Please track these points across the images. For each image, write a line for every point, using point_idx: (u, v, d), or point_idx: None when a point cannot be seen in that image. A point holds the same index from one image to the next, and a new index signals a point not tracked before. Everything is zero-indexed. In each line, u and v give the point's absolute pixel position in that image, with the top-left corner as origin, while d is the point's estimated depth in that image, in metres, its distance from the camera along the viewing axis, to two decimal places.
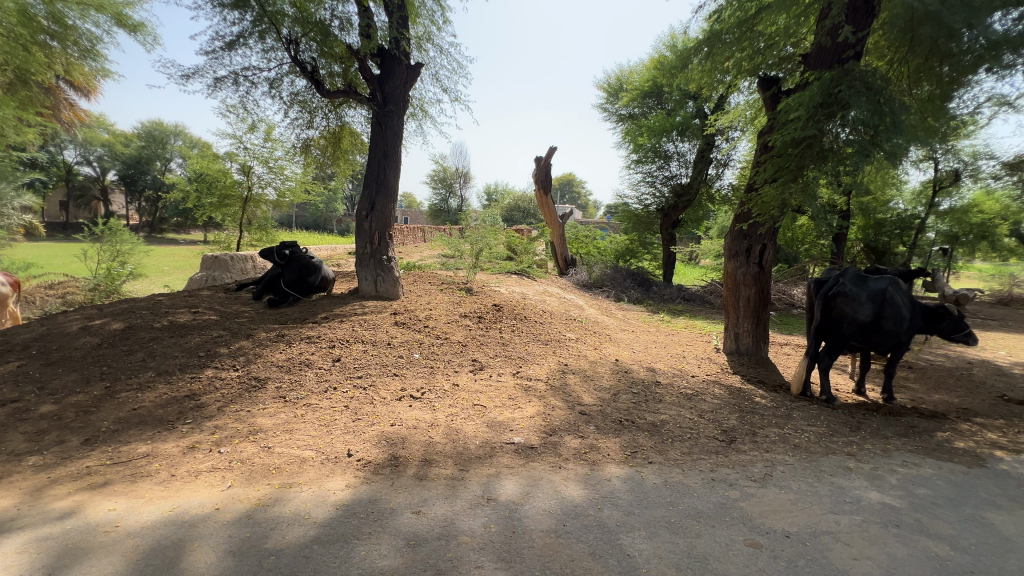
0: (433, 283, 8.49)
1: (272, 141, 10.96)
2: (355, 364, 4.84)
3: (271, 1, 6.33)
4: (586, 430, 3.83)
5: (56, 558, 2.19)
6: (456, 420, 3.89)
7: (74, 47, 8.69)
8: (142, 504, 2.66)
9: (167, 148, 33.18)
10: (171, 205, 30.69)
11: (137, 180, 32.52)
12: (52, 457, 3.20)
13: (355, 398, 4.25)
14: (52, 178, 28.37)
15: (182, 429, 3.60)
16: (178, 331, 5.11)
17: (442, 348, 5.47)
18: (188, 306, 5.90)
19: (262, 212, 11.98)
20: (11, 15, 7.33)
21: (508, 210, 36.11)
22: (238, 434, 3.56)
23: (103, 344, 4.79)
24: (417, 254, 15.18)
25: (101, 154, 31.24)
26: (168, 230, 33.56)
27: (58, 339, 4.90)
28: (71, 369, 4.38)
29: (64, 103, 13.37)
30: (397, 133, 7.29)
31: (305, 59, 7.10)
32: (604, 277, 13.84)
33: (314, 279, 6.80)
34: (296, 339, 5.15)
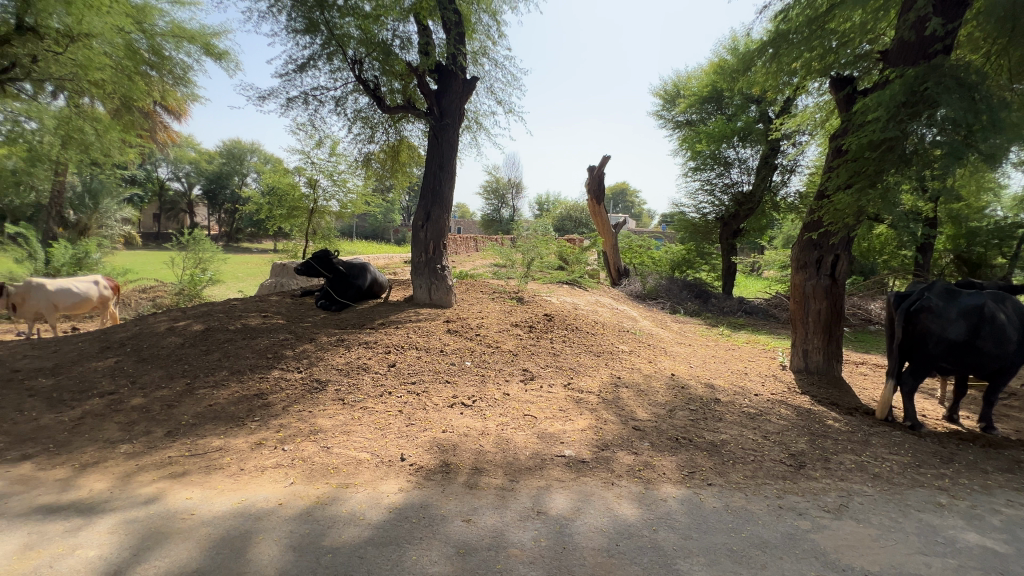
0: (485, 292, 8.59)
1: (336, 156, 11.58)
2: (409, 370, 4.98)
3: (338, 25, 6.72)
4: (641, 446, 3.70)
5: (140, 540, 2.38)
6: (506, 429, 3.89)
7: (170, 75, 9.65)
8: (215, 494, 2.85)
9: (244, 164, 36.06)
10: (247, 217, 33.19)
11: (218, 194, 35.48)
12: (140, 446, 3.50)
13: (409, 403, 4.35)
14: (148, 193, 31.59)
15: (251, 426, 3.83)
16: (250, 333, 5.48)
17: (493, 356, 5.51)
18: (259, 310, 6.31)
19: (326, 222, 12.68)
20: (119, 49, 8.32)
21: (559, 221, 36.06)
22: (301, 433, 3.74)
23: (186, 344, 5.23)
24: (470, 263, 15.47)
25: (189, 171, 34.41)
26: (243, 240, 36.25)
27: (148, 339, 5.38)
28: (158, 366, 4.80)
29: (159, 125, 14.90)
30: (453, 146, 7.49)
31: (368, 78, 7.48)
32: (659, 288, 13.41)
33: (362, 282, 7.28)
34: (355, 343, 5.37)
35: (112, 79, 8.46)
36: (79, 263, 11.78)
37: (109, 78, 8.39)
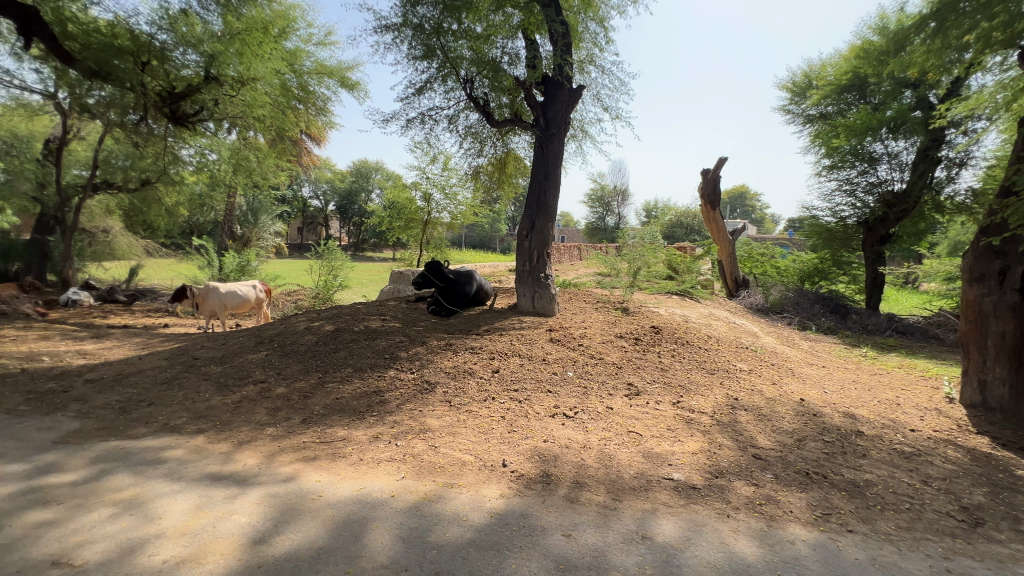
0: (588, 302, 8.45)
1: (448, 171, 12.34)
2: (512, 377, 5.06)
3: (453, 48, 7.18)
4: (762, 478, 3.31)
5: (280, 513, 2.70)
6: (609, 445, 3.75)
7: (313, 107, 11.22)
8: (339, 480, 3.15)
9: (370, 182, 40.04)
10: (371, 229, 36.76)
11: (348, 209, 39.84)
12: (282, 430, 4.00)
13: (511, 410, 4.42)
14: (294, 210, 36.62)
15: (370, 420, 4.18)
16: (371, 335, 6.01)
17: (596, 368, 5.37)
18: (379, 314, 6.90)
19: (438, 233, 13.53)
20: (276, 89, 9.90)
21: (668, 228, 34.34)
22: (412, 430, 3.99)
23: (320, 342, 5.90)
24: (573, 272, 15.39)
25: (327, 189, 39.17)
26: (367, 249, 40.20)
27: (290, 337, 6.13)
28: (297, 360, 5.47)
29: (304, 151, 17.21)
30: (558, 155, 7.53)
31: (478, 95, 7.86)
32: (784, 301, 12.06)
33: (469, 288, 7.62)
34: (462, 348, 5.61)
35: (271, 114, 10.00)
36: (242, 270, 14.00)
37: (269, 113, 9.92)
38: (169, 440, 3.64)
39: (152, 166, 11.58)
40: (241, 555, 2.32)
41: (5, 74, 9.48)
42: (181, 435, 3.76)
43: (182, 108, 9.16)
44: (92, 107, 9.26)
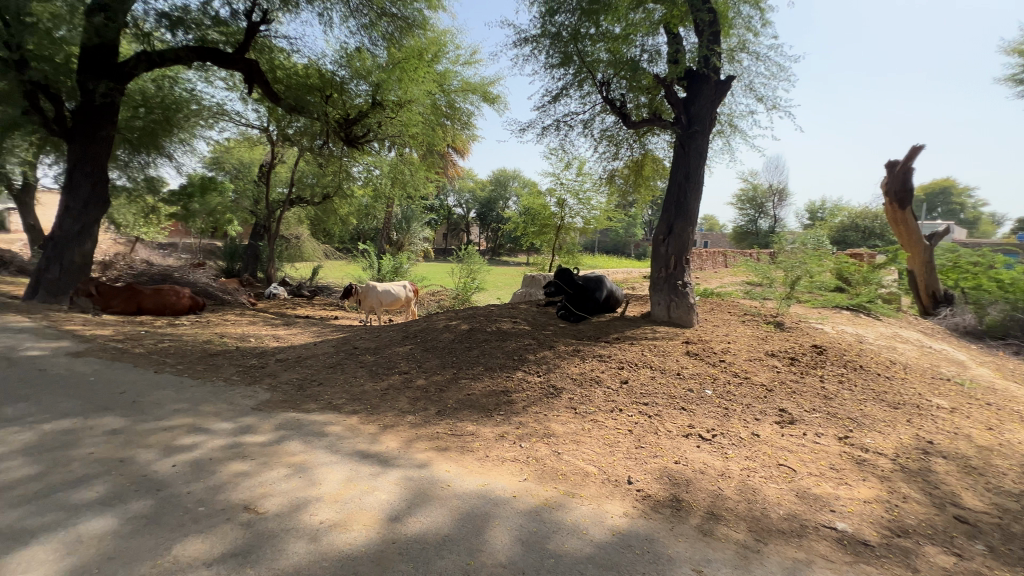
0: (734, 314, 7.63)
1: (583, 176, 12.31)
2: (642, 389, 4.79)
3: (590, 52, 7.14)
4: (969, 549, 2.59)
5: (413, 496, 2.93)
6: (753, 477, 3.30)
7: (459, 123, 12.45)
8: (467, 473, 3.30)
9: (508, 190, 41.96)
10: (508, 235, 38.49)
11: (488, 216, 42.25)
12: (420, 419, 4.36)
13: (639, 424, 4.18)
14: (440, 218, 40.19)
15: (497, 419, 4.32)
16: (501, 336, 6.24)
17: (741, 388, 4.80)
18: (510, 316, 7.13)
19: (571, 238, 13.58)
20: (429, 109, 11.20)
21: (839, 231, 29.45)
22: (536, 434, 4.01)
23: (456, 340, 6.30)
24: (716, 281, 14.12)
25: (469, 198, 42.17)
26: (504, 254, 42.20)
27: (431, 333, 6.66)
28: (436, 355, 5.92)
29: (451, 163, 18.77)
30: (701, 153, 6.97)
31: (615, 97, 7.69)
32: (1008, 324, 9.44)
33: (599, 294, 7.49)
34: (589, 355, 5.51)
35: (424, 132, 11.20)
36: (396, 271, 15.77)
37: (422, 130, 11.09)
38: (331, 416, 4.21)
39: (331, 182, 13.72)
40: (379, 529, 2.56)
41: (236, 115, 12.09)
42: (341, 414, 4.32)
43: (354, 131, 10.46)
44: (291, 135, 11.30)
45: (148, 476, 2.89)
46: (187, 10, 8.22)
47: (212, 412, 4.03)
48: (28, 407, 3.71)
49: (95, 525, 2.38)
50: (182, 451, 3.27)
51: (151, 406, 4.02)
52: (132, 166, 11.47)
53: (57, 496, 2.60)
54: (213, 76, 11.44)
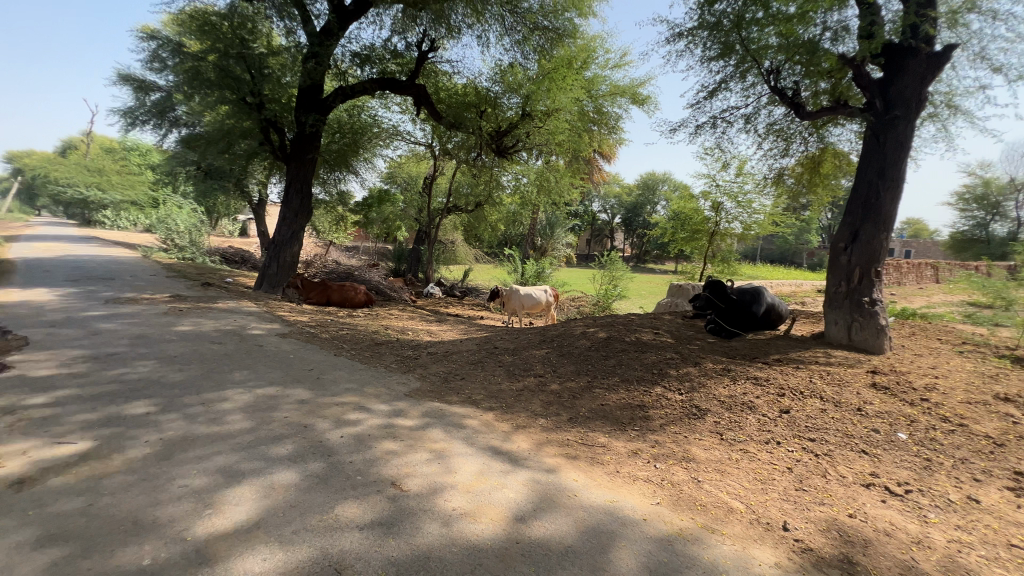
0: (946, 342, 6.07)
1: (743, 176, 11.16)
2: (807, 422, 4.10)
3: (756, 39, 6.43)
4: None
5: (540, 500, 2.94)
6: (966, 553, 2.56)
7: (606, 127, 12.44)
8: (595, 485, 3.21)
9: (656, 194, 40.00)
10: (654, 241, 36.75)
11: (633, 221, 40.81)
12: (551, 423, 4.36)
13: (801, 463, 3.58)
14: (585, 224, 40.25)
15: (630, 434, 4.11)
16: (641, 347, 5.93)
17: (952, 437, 3.78)
18: (652, 327, 6.73)
19: (726, 245, 12.39)
20: (577, 117, 11.41)
21: None
22: (673, 456, 3.72)
23: (593, 347, 6.17)
24: (921, 299, 11.46)
25: (614, 203, 41.37)
26: (649, 261, 40.40)
27: (568, 339, 6.64)
28: (572, 361, 5.87)
29: (597, 169, 18.72)
30: (902, 144, 5.73)
31: (786, 87, 6.79)
32: None
33: (757, 308, 6.68)
34: (741, 377, 4.91)
35: (570, 139, 11.42)
36: (539, 275, 16.24)
37: (569, 137, 11.31)
38: (470, 411, 4.48)
39: (483, 191, 14.74)
40: (506, 526, 2.63)
41: (407, 134, 13.78)
42: (478, 409, 4.56)
43: (504, 143, 10.81)
44: (450, 150, 12.44)
45: (323, 443, 3.43)
46: (372, 48, 9.71)
47: (374, 394, 4.61)
48: (249, 374, 4.71)
49: (284, 477, 2.90)
50: (348, 425, 3.81)
51: (329, 383, 4.77)
52: (330, 183, 13.89)
53: (261, 448, 3.24)
54: (391, 103, 13.24)
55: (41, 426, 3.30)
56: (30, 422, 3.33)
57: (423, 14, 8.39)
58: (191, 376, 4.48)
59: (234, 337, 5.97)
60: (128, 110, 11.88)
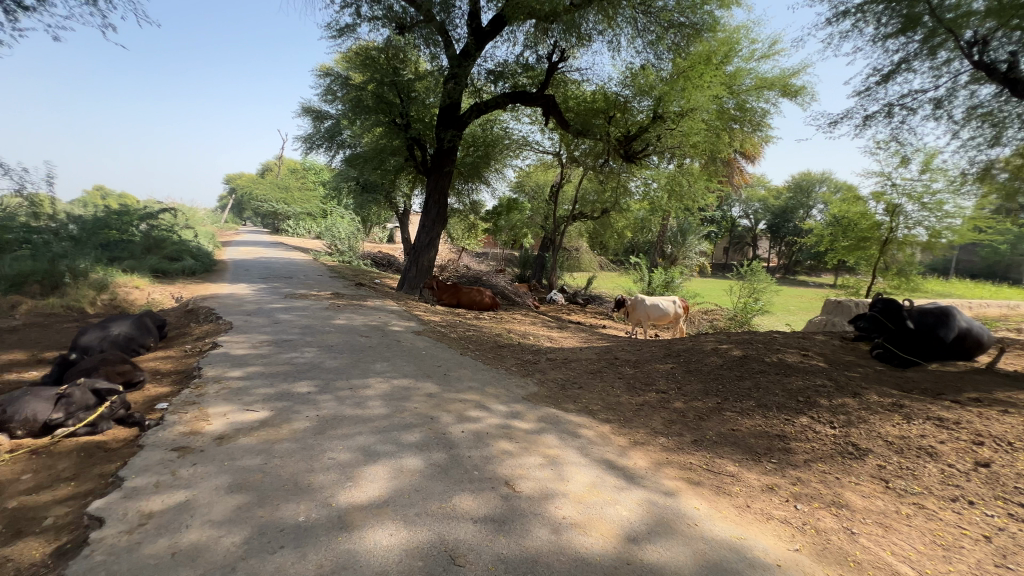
0: None
1: (931, 172, 9.28)
2: (1016, 483, 3.23)
3: (953, 6, 5.34)
4: None
5: (656, 523, 2.77)
6: None
7: (750, 124, 11.40)
8: (720, 517, 2.92)
9: (811, 196, 35.07)
10: (807, 250, 32.30)
11: (781, 228, 35.92)
12: (673, 443, 4.05)
13: (1006, 532, 2.83)
14: (722, 230, 37.10)
15: (766, 466, 3.65)
16: (784, 369, 5.22)
17: None
18: (799, 348, 5.87)
19: (905, 255, 10.38)
20: (716, 116, 10.66)
21: None
22: (820, 498, 3.21)
23: (724, 365, 5.59)
24: None
25: (758, 208, 37.40)
26: (801, 272, 35.62)
27: (696, 353, 6.12)
28: (699, 379, 5.37)
29: (738, 170, 17.22)
30: None
31: (998, 60, 5.49)
32: None
33: (946, 334, 5.45)
34: (919, 416, 4.05)
35: (707, 140, 10.70)
36: (667, 285, 15.40)
37: (705, 138, 10.62)
38: (585, 420, 4.40)
39: (610, 198, 14.49)
40: (616, 544, 2.53)
41: (536, 144, 14.20)
42: (594, 419, 4.46)
43: (633, 147, 10.51)
44: (577, 157, 12.48)
45: (445, 435, 3.68)
46: (505, 64, 10.23)
47: (493, 394, 4.81)
48: (388, 366, 5.27)
49: (411, 462, 3.18)
50: (469, 421, 4.03)
51: (454, 380, 5.10)
52: (464, 193, 14.94)
53: (394, 434, 3.60)
54: (522, 115, 13.77)
55: (236, 395, 4.10)
56: (229, 391, 4.16)
57: (555, 26, 8.46)
58: (343, 364, 5.16)
59: (378, 332, 6.74)
60: (307, 136, 14.21)
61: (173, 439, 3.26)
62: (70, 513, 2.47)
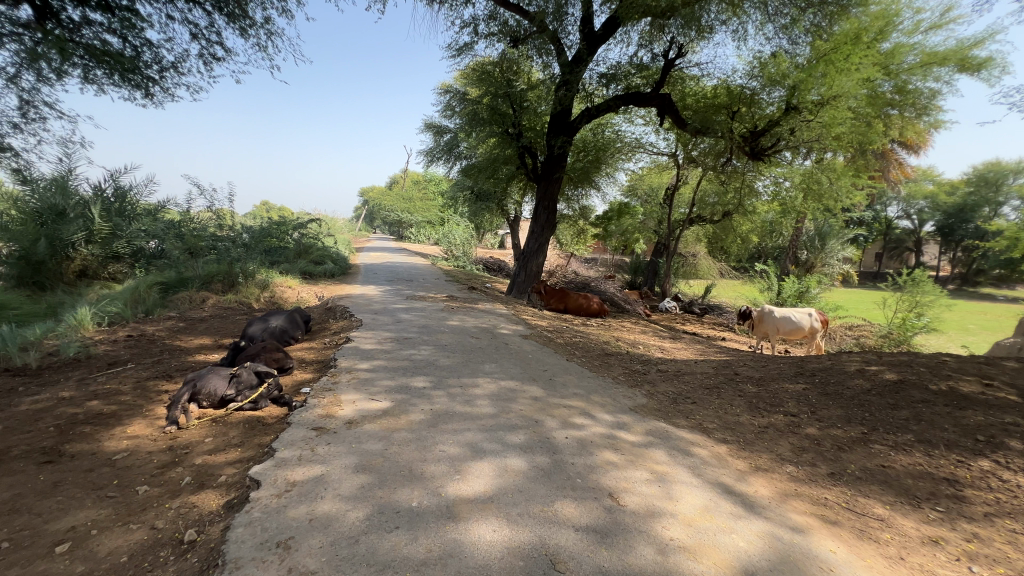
0: None
1: None
2: None
3: None
4: None
5: (779, 560, 2.48)
6: None
7: (913, 108, 9.72)
8: (863, 566, 2.50)
9: (1001, 190, 28.55)
10: (995, 256, 26.35)
11: (955, 230, 29.97)
12: (803, 473, 3.58)
13: None
14: (874, 233, 32.02)
15: (929, 514, 3.04)
16: (956, 401, 4.31)
17: None
18: (979, 375, 4.79)
19: None
20: (865, 102, 9.21)
21: None
22: (1008, 564, 2.58)
23: (873, 391, 4.80)
24: None
25: (924, 206, 31.47)
26: (984, 283, 29.19)
27: (836, 374, 5.34)
28: (839, 404, 4.68)
29: (895, 163, 14.80)
30: None
31: None
32: None
33: None
34: None
35: (853, 130, 9.39)
36: (801, 295, 13.72)
37: (851, 128, 9.33)
38: (699, 438, 4.09)
39: (733, 199, 13.37)
40: None
41: (650, 146, 13.67)
42: (709, 438, 4.13)
43: (761, 143, 9.55)
44: (695, 157, 11.73)
45: (549, 440, 3.69)
46: (618, 67, 10.03)
47: (599, 402, 4.72)
48: (495, 367, 5.45)
49: (515, 463, 3.25)
50: (573, 427, 4.00)
51: (559, 385, 5.10)
52: (573, 199, 14.96)
53: (499, 433, 3.71)
54: (635, 116, 13.36)
55: (364, 385, 4.57)
56: (358, 381, 4.66)
57: (672, 22, 8.04)
58: (454, 363, 5.47)
59: (487, 334, 7.02)
60: (428, 150, 15.38)
61: (313, 419, 3.74)
62: (237, 474, 2.97)
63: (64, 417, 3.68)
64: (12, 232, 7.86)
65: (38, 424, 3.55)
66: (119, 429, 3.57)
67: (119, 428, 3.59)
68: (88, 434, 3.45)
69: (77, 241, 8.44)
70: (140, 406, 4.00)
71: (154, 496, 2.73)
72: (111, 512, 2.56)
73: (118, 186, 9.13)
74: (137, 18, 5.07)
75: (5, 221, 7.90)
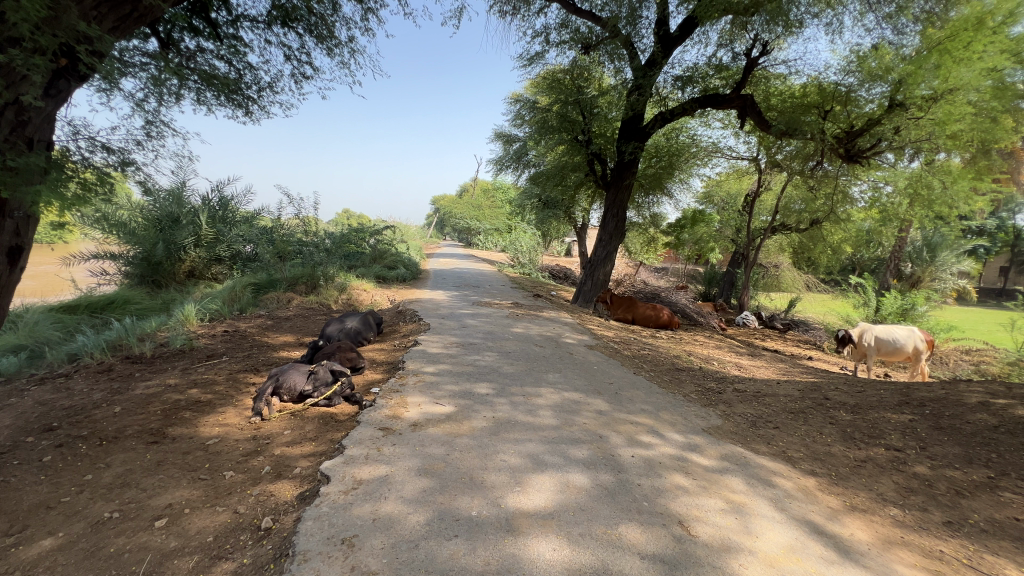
0: None
1: None
2: None
3: None
4: None
5: None
6: None
7: None
8: None
9: None
10: None
11: None
12: (912, 518, 3.12)
13: None
14: (998, 243, 27.94)
15: None
16: None
17: None
18: None
19: None
20: (986, 93, 7.91)
21: None
22: None
23: (1001, 428, 4.11)
24: None
25: None
26: None
27: (952, 406, 4.65)
28: (955, 441, 4.06)
29: None
30: None
31: None
32: None
33: None
34: None
35: (971, 127, 8.24)
36: (904, 313, 12.31)
37: (969, 126, 8.20)
38: (782, 467, 3.72)
39: (823, 206, 12.27)
40: None
41: (728, 150, 12.96)
42: (794, 468, 3.74)
43: (858, 145, 8.72)
44: (779, 161, 10.86)
45: (614, 457, 3.53)
46: (695, 68, 9.61)
47: (668, 421, 4.45)
48: (559, 378, 5.35)
49: (578, 479, 3.13)
50: (640, 446, 3.81)
51: (625, 400, 4.89)
52: (644, 206, 14.54)
53: (562, 446, 3.61)
54: (712, 119, 12.75)
55: (429, 388, 4.67)
56: (424, 384, 4.76)
57: (756, 18, 7.58)
58: (518, 371, 5.43)
59: (552, 343, 6.93)
60: (498, 158, 15.64)
61: (381, 420, 3.86)
62: (310, 467, 3.13)
63: (169, 402, 4.09)
64: (138, 236, 9.00)
65: (148, 407, 3.97)
66: (214, 416, 3.91)
67: (214, 415, 3.93)
68: (187, 419, 3.81)
69: (188, 244, 9.47)
70: (231, 396, 4.36)
71: (238, 482, 2.93)
72: (202, 494, 2.78)
73: (222, 196, 10.19)
74: (242, 44, 5.59)
75: (132, 226, 9.03)
